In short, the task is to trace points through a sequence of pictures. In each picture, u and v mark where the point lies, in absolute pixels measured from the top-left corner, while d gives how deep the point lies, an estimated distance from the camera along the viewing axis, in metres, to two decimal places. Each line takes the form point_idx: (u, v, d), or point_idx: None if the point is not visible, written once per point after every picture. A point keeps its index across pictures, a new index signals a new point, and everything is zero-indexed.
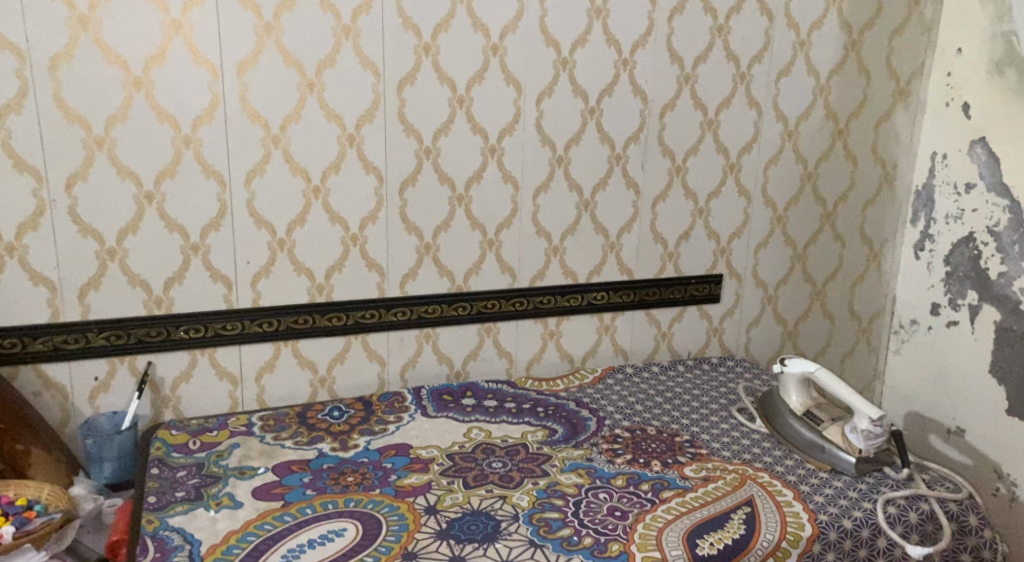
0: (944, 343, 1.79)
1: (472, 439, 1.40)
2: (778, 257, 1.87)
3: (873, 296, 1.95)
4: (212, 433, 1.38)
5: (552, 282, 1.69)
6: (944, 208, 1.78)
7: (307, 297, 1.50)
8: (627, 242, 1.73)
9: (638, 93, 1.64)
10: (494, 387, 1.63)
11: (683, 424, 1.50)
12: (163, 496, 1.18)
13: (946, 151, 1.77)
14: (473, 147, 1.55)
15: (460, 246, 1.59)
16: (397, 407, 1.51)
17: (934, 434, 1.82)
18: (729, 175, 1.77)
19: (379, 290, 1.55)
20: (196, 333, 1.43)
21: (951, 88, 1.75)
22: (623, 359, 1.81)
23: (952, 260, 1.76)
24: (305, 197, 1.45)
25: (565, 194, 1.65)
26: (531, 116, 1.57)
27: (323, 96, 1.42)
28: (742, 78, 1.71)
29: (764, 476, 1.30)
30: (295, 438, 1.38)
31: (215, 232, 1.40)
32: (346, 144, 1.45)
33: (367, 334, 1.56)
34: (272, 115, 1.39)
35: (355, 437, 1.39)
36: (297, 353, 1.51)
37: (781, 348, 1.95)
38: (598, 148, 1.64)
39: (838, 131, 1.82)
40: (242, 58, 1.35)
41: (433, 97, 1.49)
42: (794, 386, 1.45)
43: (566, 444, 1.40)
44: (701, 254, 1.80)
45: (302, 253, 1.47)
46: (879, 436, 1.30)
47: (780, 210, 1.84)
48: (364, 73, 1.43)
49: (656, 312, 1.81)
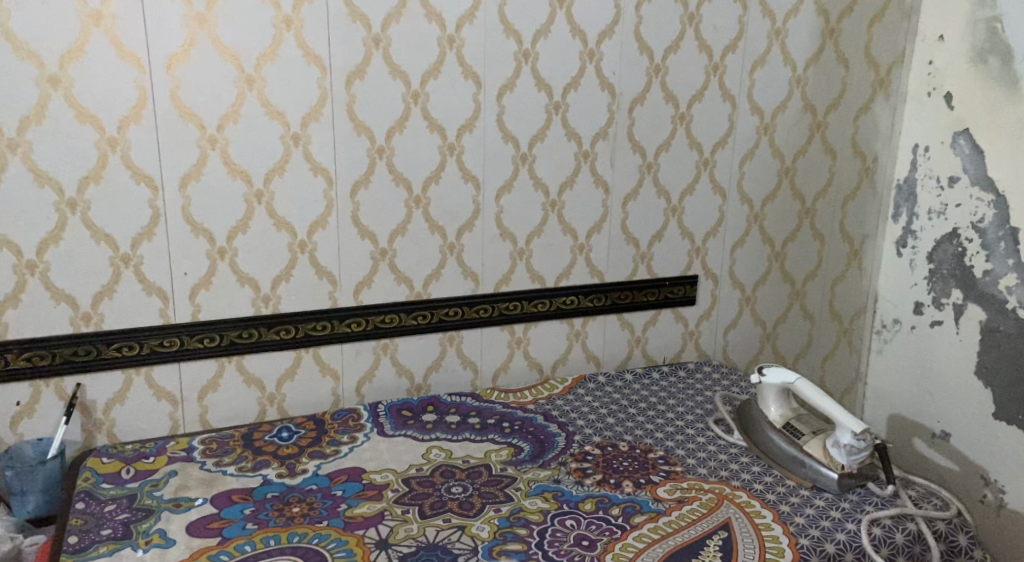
0: (927, 344, 1.71)
1: (431, 460, 1.31)
2: (755, 256, 1.79)
3: (853, 295, 1.90)
4: (148, 460, 1.27)
5: (518, 287, 1.59)
6: (926, 203, 1.69)
7: (252, 309, 1.39)
8: (597, 244, 1.64)
9: (605, 86, 1.55)
10: (458, 400, 1.53)
11: (657, 438, 1.41)
12: (86, 536, 1.07)
13: (928, 143, 1.68)
14: (430, 145, 1.44)
15: (418, 251, 1.49)
16: (352, 425, 1.41)
17: (918, 438, 1.75)
18: (703, 171, 1.68)
19: (331, 300, 1.44)
20: (131, 351, 1.32)
21: (934, 76, 1.65)
22: (595, 366, 1.72)
23: (935, 257, 1.68)
24: (247, 202, 1.34)
25: (531, 194, 1.55)
26: (491, 112, 1.47)
27: (263, 92, 1.31)
28: (715, 69, 1.62)
29: (741, 496, 1.22)
30: (239, 463, 1.28)
31: (148, 242, 1.29)
32: (291, 144, 1.35)
33: (319, 347, 1.46)
34: (208, 113, 1.28)
35: (304, 461, 1.29)
36: (242, 370, 1.40)
37: (760, 351, 1.87)
38: (564, 145, 1.55)
39: (816, 124, 1.75)
40: (171, 52, 1.24)
41: (385, 92, 1.38)
42: (773, 397, 1.37)
43: (531, 464, 1.31)
44: (674, 255, 1.72)
45: (246, 261, 1.37)
46: (862, 450, 1.22)
47: (757, 207, 1.75)
48: (309, 67, 1.32)
49: (629, 317, 1.72)
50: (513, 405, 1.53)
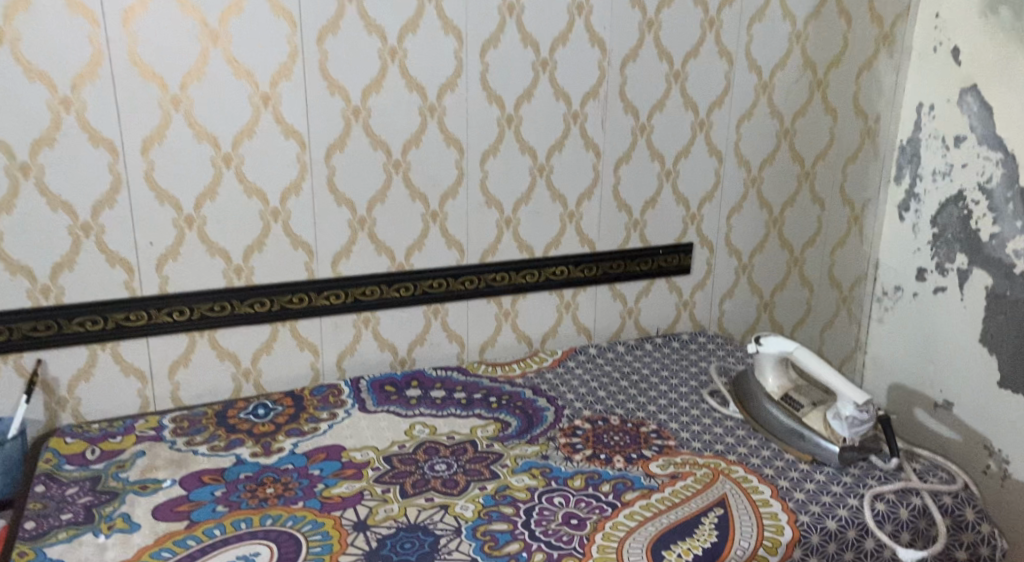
0: (930, 311, 1.66)
1: (414, 437, 1.25)
2: (752, 222, 1.72)
3: (853, 262, 1.81)
4: (114, 440, 1.21)
5: (504, 256, 1.52)
6: (930, 163, 1.63)
7: (223, 281, 1.32)
8: (588, 211, 1.57)
9: (595, 42, 1.46)
10: (443, 375, 1.47)
11: (650, 411, 1.36)
12: (44, 521, 1.01)
13: (933, 101, 1.61)
14: (410, 106, 1.36)
15: (399, 219, 1.42)
16: (331, 402, 1.35)
17: (920, 408, 1.71)
18: (698, 133, 1.60)
19: (307, 271, 1.37)
20: (95, 326, 1.25)
21: (940, 30, 1.58)
22: (586, 338, 1.66)
23: (939, 221, 1.62)
24: (214, 166, 1.26)
25: (518, 158, 1.47)
26: (474, 70, 1.39)
27: (229, 49, 1.22)
28: (711, 24, 1.54)
29: (738, 471, 1.16)
30: (211, 442, 1.22)
31: (109, 210, 1.22)
32: (260, 105, 1.26)
33: (295, 321, 1.39)
34: (169, 71, 1.20)
35: (281, 439, 1.23)
36: (215, 345, 1.34)
37: (757, 320, 1.81)
38: (552, 105, 1.47)
39: (817, 83, 1.66)
40: (127, 5, 1.15)
41: (361, 48, 1.30)
42: (770, 367, 1.31)
43: (519, 440, 1.25)
44: (668, 222, 1.65)
45: (215, 231, 1.29)
46: (864, 422, 1.17)
47: (755, 170, 1.68)
48: (277, 21, 1.24)
49: (622, 286, 1.65)
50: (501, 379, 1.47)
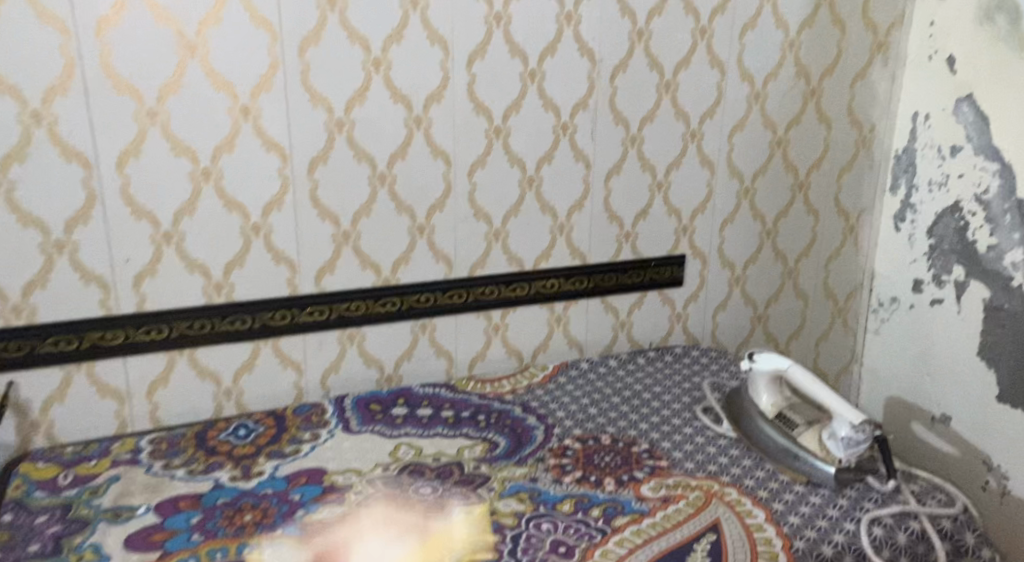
0: (927, 323, 1.64)
1: (399, 459, 1.21)
2: (746, 233, 1.69)
3: (849, 273, 1.78)
4: (89, 464, 1.17)
5: (493, 270, 1.49)
6: (926, 173, 1.61)
7: (203, 298, 1.28)
8: (578, 223, 1.53)
9: (584, 52, 1.43)
10: (431, 392, 1.44)
11: (642, 430, 1.32)
12: (10, 553, 0.97)
13: (928, 110, 1.58)
14: (395, 117, 1.33)
15: (384, 233, 1.38)
16: (315, 422, 1.31)
17: (917, 422, 1.68)
18: (690, 143, 1.58)
19: (290, 287, 1.34)
20: (68, 346, 1.21)
21: (936, 39, 1.55)
22: (578, 352, 1.63)
23: (936, 232, 1.59)
24: (192, 181, 1.23)
25: (506, 169, 1.44)
26: (461, 81, 1.36)
27: (207, 60, 1.19)
28: (703, 33, 1.51)
29: (731, 494, 1.13)
30: (189, 466, 1.18)
31: (83, 226, 1.18)
32: (239, 118, 1.23)
33: (278, 338, 1.35)
34: (145, 84, 1.16)
35: (261, 462, 1.20)
36: (194, 364, 1.30)
37: (751, 333, 1.77)
38: (541, 116, 1.44)
39: (811, 91, 1.63)
40: (100, 16, 1.12)
41: (344, 59, 1.27)
42: (764, 385, 1.29)
43: (507, 461, 1.21)
44: (660, 234, 1.62)
45: (194, 246, 1.26)
46: (860, 442, 1.14)
47: (748, 181, 1.65)
48: (257, 32, 1.21)
49: (614, 299, 1.62)
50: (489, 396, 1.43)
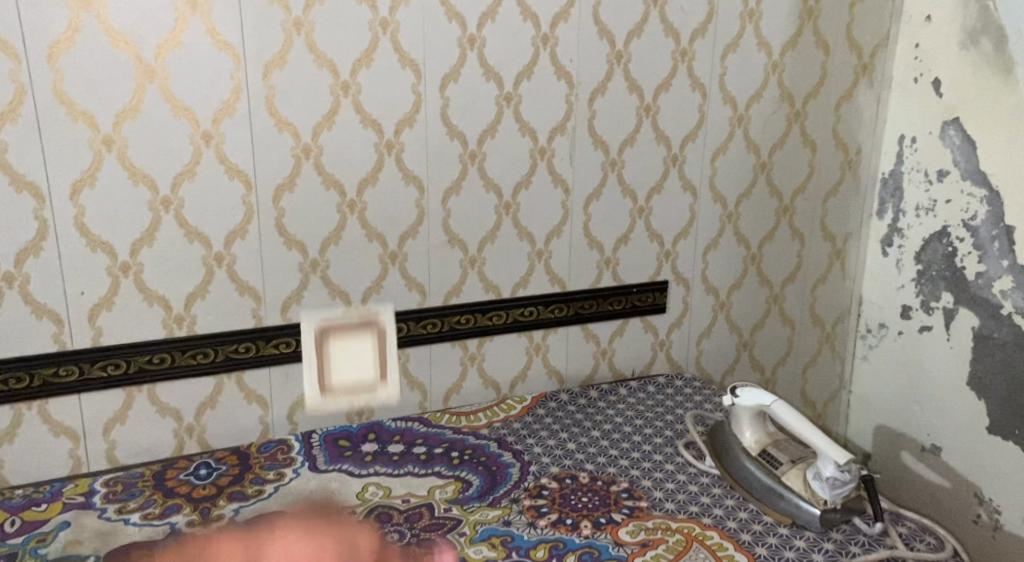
0: (916, 351, 1.59)
1: (366, 501, 1.16)
2: (729, 259, 1.65)
3: (836, 299, 1.73)
4: (38, 509, 1.11)
5: (469, 298, 1.44)
6: (912, 198, 1.56)
7: (163, 331, 1.23)
8: (557, 249, 1.49)
9: (562, 75, 1.39)
10: (403, 427, 1.39)
11: (622, 467, 1.27)
12: None
13: (915, 133, 1.54)
14: (365, 143, 1.29)
15: (355, 262, 1.33)
16: (280, 460, 1.26)
17: (906, 452, 1.63)
18: (671, 167, 1.54)
19: (255, 319, 1.29)
20: (19, 384, 1.15)
21: (921, 61, 1.51)
22: (558, 382, 1.57)
23: (924, 258, 1.55)
24: (151, 210, 1.18)
25: (482, 195, 1.39)
26: (434, 104, 1.32)
27: (167, 85, 1.14)
28: (683, 55, 1.48)
29: (713, 537, 1.08)
30: (145, 509, 1.12)
31: (34, 258, 1.13)
32: (201, 144, 1.18)
33: (242, 371, 1.30)
34: (99, 110, 1.11)
35: (221, 505, 1.13)
36: (154, 399, 1.24)
37: (737, 359, 1.73)
38: (517, 140, 1.39)
39: (794, 114, 1.61)
40: (52, 41, 1.07)
41: (311, 83, 1.23)
42: (747, 420, 1.25)
43: (479, 502, 1.16)
44: (642, 260, 1.57)
45: (153, 278, 1.21)
46: (846, 483, 1.10)
47: (731, 206, 1.61)
48: (220, 55, 1.16)
49: (594, 327, 1.57)
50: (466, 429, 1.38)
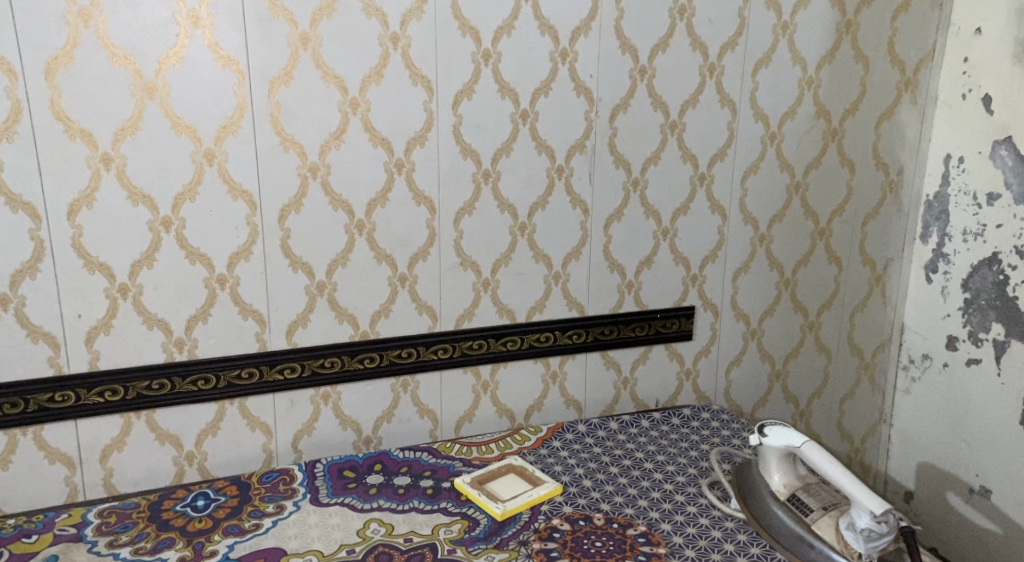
0: (964, 384, 1.49)
1: (367, 539, 1.09)
2: (761, 284, 1.56)
3: (875, 326, 1.62)
4: (28, 541, 1.07)
5: (482, 323, 1.38)
6: (959, 222, 1.48)
7: (162, 355, 1.19)
8: (576, 272, 1.42)
9: (581, 91, 1.33)
10: (411, 457, 1.32)
11: (640, 508, 1.19)
12: None
13: (962, 153, 1.46)
14: (374, 161, 1.23)
15: (363, 285, 1.28)
16: (281, 491, 1.20)
17: (953, 492, 1.53)
18: (698, 187, 1.46)
19: (258, 343, 1.24)
20: (14, 409, 1.12)
21: (969, 77, 1.44)
22: (577, 412, 1.50)
23: (972, 285, 1.47)
24: (151, 230, 1.14)
25: (496, 216, 1.33)
26: (447, 122, 1.26)
27: (168, 102, 1.11)
28: (711, 70, 1.40)
29: None
30: (137, 544, 1.07)
31: (30, 280, 1.10)
32: (203, 163, 1.14)
33: (245, 398, 1.25)
34: (99, 127, 1.08)
35: (216, 540, 1.08)
36: (153, 427, 1.20)
37: (768, 390, 1.63)
38: (534, 159, 1.33)
39: (831, 132, 1.51)
40: (50, 56, 1.04)
41: (317, 100, 1.18)
42: (776, 463, 1.15)
43: (485, 544, 1.09)
44: (666, 284, 1.49)
45: (153, 300, 1.17)
46: (883, 535, 0.99)
47: (763, 228, 1.52)
48: (224, 72, 1.12)
49: (615, 354, 1.50)
50: (473, 480, 1.23)
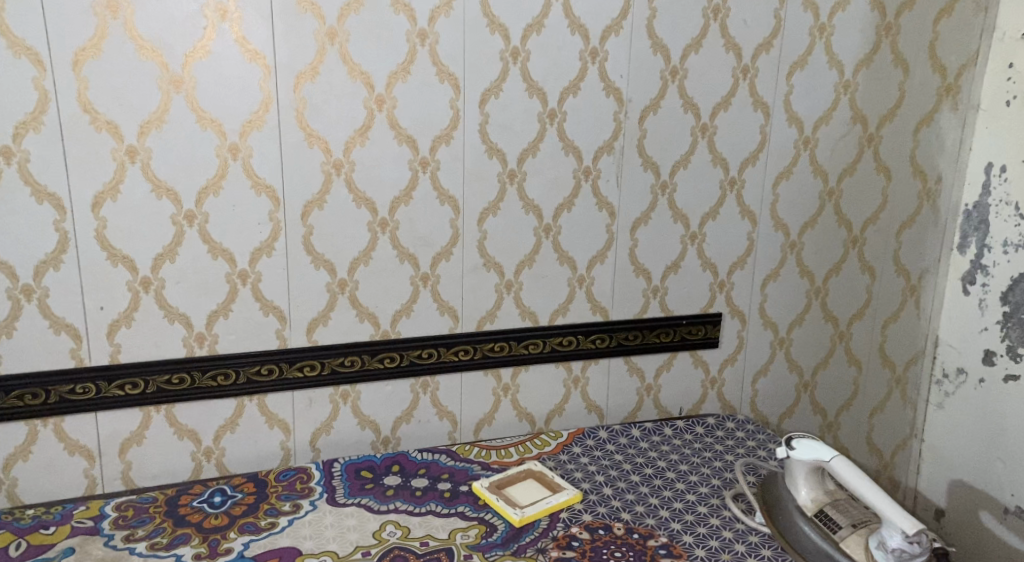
0: (1001, 401, 1.44)
1: (383, 542, 1.07)
2: (790, 292, 1.52)
3: (909, 338, 1.57)
4: (45, 532, 1.07)
5: (504, 326, 1.36)
6: (999, 233, 1.44)
7: (183, 350, 1.19)
8: (600, 275, 1.39)
9: (611, 91, 1.30)
10: (429, 459, 1.30)
11: (661, 518, 1.16)
12: None
13: (1005, 162, 1.42)
14: (398, 160, 1.22)
15: (385, 284, 1.27)
16: (298, 490, 1.19)
17: (987, 511, 1.49)
18: (728, 192, 1.43)
19: (279, 340, 1.23)
20: (35, 400, 1.12)
21: (1014, 81, 1.40)
22: (598, 417, 1.47)
23: (1012, 299, 1.42)
24: (175, 224, 1.14)
25: (521, 217, 1.31)
26: (473, 121, 1.24)
27: (194, 95, 1.10)
28: (745, 72, 1.37)
29: None
30: (153, 538, 1.06)
31: (54, 271, 1.10)
32: (227, 157, 1.14)
33: (263, 395, 1.24)
34: (124, 118, 1.08)
35: (231, 537, 1.07)
36: (172, 421, 1.20)
37: (796, 401, 1.58)
38: (561, 160, 1.31)
39: (867, 138, 1.46)
40: (78, 47, 1.04)
41: (344, 96, 1.17)
42: (802, 476, 1.11)
43: (503, 550, 1.07)
44: (693, 289, 1.46)
45: (174, 295, 1.16)
46: (914, 556, 0.96)
47: (794, 235, 1.48)
48: (250, 66, 1.12)
49: (639, 360, 1.47)
50: (492, 485, 1.21)
